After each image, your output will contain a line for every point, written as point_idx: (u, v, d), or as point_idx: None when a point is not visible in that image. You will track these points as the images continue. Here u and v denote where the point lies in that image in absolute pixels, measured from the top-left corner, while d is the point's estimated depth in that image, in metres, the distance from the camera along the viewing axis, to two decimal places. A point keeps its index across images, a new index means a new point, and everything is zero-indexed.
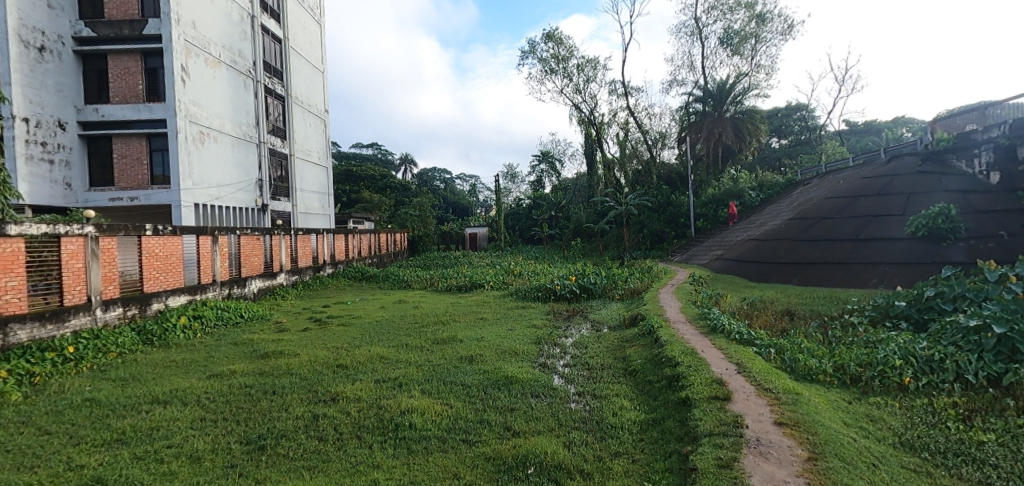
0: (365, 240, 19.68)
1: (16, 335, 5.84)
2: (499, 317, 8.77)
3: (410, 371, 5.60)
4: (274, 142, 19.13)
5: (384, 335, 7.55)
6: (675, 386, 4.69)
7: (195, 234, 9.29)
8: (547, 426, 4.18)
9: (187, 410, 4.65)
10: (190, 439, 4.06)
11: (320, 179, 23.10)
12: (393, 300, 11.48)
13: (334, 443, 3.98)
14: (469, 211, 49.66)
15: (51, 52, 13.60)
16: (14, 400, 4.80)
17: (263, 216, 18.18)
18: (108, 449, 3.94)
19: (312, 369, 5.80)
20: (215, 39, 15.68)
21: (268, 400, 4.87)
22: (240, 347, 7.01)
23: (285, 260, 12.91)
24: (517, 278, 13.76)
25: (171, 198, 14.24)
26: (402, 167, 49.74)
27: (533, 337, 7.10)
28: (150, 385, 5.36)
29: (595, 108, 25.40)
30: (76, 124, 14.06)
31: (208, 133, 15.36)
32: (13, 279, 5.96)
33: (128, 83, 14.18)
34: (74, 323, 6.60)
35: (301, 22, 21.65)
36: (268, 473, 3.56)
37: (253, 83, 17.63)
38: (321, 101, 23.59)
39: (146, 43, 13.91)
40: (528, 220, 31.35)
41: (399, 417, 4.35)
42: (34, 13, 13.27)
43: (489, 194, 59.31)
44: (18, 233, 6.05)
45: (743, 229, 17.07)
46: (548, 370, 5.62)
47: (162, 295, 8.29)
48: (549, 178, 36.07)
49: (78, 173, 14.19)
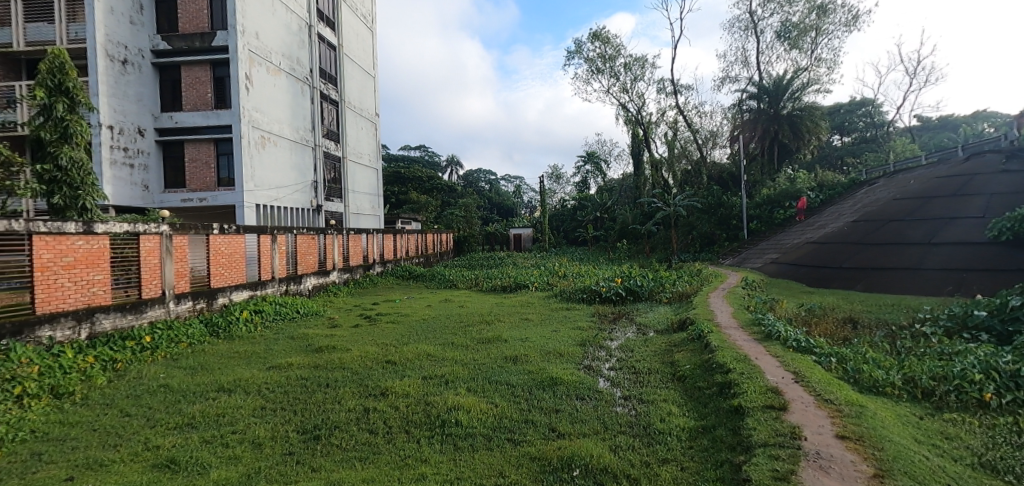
0: (413, 240, 20.17)
1: (101, 325, 6.37)
2: (543, 318, 8.79)
3: (457, 369, 5.70)
4: (328, 145, 19.89)
5: (431, 334, 7.69)
6: (726, 393, 4.57)
7: (256, 233, 9.81)
8: (593, 429, 4.16)
9: (249, 399, 4.93)
10: (253, 426, 4.31)
11: (371, 181, 23.82)
12: (439, 299, 11.70)
13: (383, 436, 4.12)
14: (514, 213, 49.93)
15: (132, 65, 14.47)
16: (100, 384, 5.24)
17: (318, 217, 18.99)
18: (179, 432, 4.23)
19: (362, 364, 6.03)
20: (275, 48, 16.51)
21: (322, 392, 5.10)
22: (295, 341, 7.34)
23: (337, 258, 13.42)
24: (562, 279, 13.70)
25: (236, 199, 15.08)
26: (448, 169, 50.62)
27: (578, 339, 7.07)
28: (217, 374, 5.72)
29: (642, 107, 25.00)
30: (152, 131, 15.08)
31: (268, 138, 16.17)
32: (99, 274, 6.47)
33: (199, 92, 15.11)
34: (150, 314, 7.13)
35: (353, 29, 22.42)
36: (323, 462, 3.73)
37: (309, 89, 18.45)
38: (372, 105, 24.34)
39: (216, 55, 14.84)
40: (572, 221, 31.46)
41: (445, 414, 4.45)
42: (119, 29, 14.06)
43: (533, 195, 59.58)
44: (105, 231, 6.56)
45: (800, 231, 16.35)
46: (593, 372, 5.60)
47: (226, 290, 8.81)
48: (594, 179, 35.85)
49: (154, 176, 15.16)
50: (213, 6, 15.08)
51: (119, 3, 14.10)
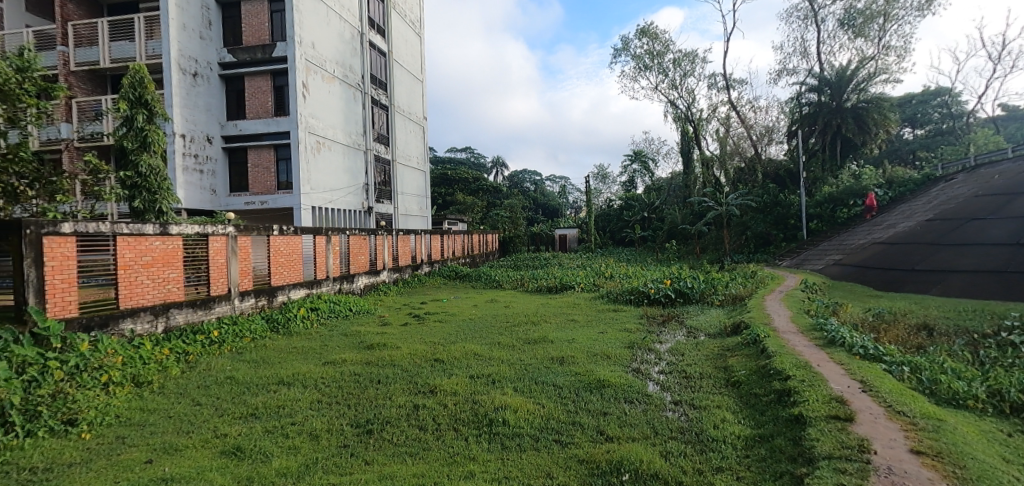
0: (459, 241, 20.46)
1: (175, 319, 6.83)
2: (590, 319, 8.70)
3: (503, 369, 5.73)
4: (379, 148, 20.49)
5: (477, 333, 7.77)
6: (786, 401, 4.38)
7: (312, 234, 10.22)
8: (642, 433, 4.09)
9: (306, 392, 5.14)
10: (310, 418, 4.49)
11: (419, 183, 24.32)
12: (486, 299, 11.80)
13: (432, 433, 4.19)
14: (559, 213, 49.75)
15: (202, 77, 15.38)
16: (174, 374, 5.62)
17: (369, 218, 19.57)
18: (244, 421, 4.47)
19: (412, 362, 6.16)
20: (330, 57, 17.18)
21: (374, 387, 5.25)
22: (349, 338, 7.60)
23: (387, 259, 13.80)
24: (609, 280, 13.53)
25: (293, 202, 15.78)
26: (493, 170, 51.05)
27: (626, 341, 6.95)
28: (278, 367, 6.02)
29: (692, 104, 24.33)
30: (219, 138, 15.98)
31: (323, 143, 16.83)
32: (174, 272, 6.93)
33: (261, 100, 15.90)
34: (217, 310, 7.57)
35: (402, 35, 23.01)
36: (375, 455, 3.83)
37: (361, 95, 19.08)
38: (420, 109, 24.87)
39: (276, 65, 15.60)
40: (619, 221, 31.01)
41: (492, 413, 4.49)
42: (191, 44, 14.95)
43: (578, 196, 59.24)
44: (178, 233, 7.02)
45: (866, 231, 15.43)
46: (641, 376, 5.49)
47: (285, 288, 9.24)
48: (641, 178, 35.26)
49: (220, 180, 16.07)
50: (273, 18, 15.86)
51: (190, 20, 14.98)
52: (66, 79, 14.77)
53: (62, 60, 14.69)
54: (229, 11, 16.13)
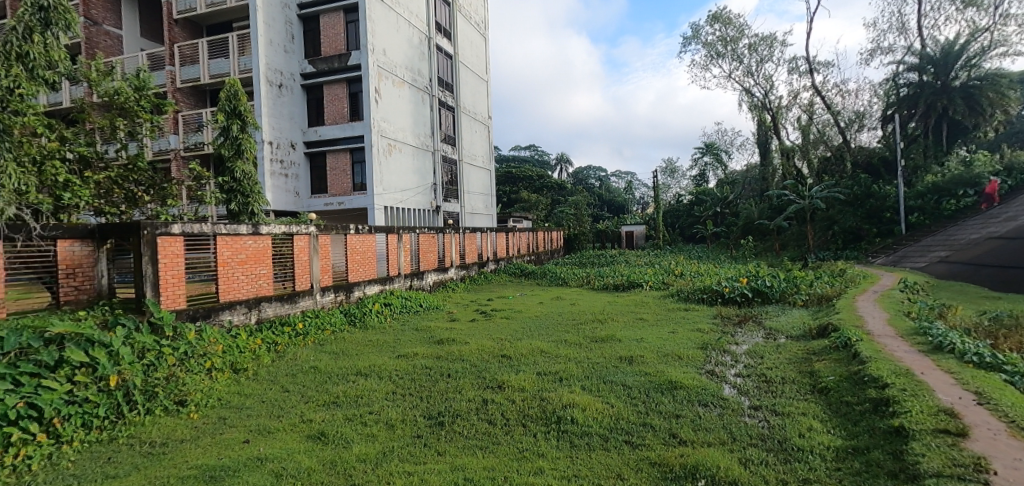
0: (524, 238, 20.54)
1: (265, 312, 7.38)
2: (659, 318, 8.43)
3: (570, 367, 5.69)
4: (446, 149, 20.99)
5: (543, 331, 7.76)
6: (884, 412, 4.02)
7: (385, 233, 10.64)
8: (719, 438, 3.90)
9: (382, 383, 5.37)
10: (386, 408, 4.68)
11: (484, 182, 24.66)
12: (551, 297, 11.75)
13: (501, 428, 4.24)
14: (625, 209, 48.71)
15: (286, 88, 16.42)
16: (265, 362, 6.07)
17: (437, 217, 20.09)
18: (327, 408, 4.74)
19: (480, 357, 6.26)
20: (399, 62, 17.81)
21: (444, 381, 5.38)
22: (419, 333, 7.84)
23: (455, 256, 14.11)
24: (679, 278, 13.06)
25: (367, 202, 16.51)
26: (557, 167, 50.79)
27: (699, 342, 6.67)
28: (355, 359, 6.32)
29: (769, 91, 22.96)
30: (301, 144, 17.01)
31: (394, 145, 17.48)
32: (264, 268, 7.46)
33: (338, 107, 16.76)
34: (302, 304, 8.10)
35: (468, 37, 23.43)
36: (447, 447, 3.93)
37: (429, 98, 19.62)
38: (486, 109, 25.20)
39: (351, 73, 16.38)
40: (689, 217, 29.88)
41: (560, 410, 4.46)
42: (276, 58, 16.00)
43: (645, 191, 57.78)
44: (268, 233, 7.55)
45: (978, 225, 13.87)
46: (717, 378, 5.25)
47: (361, 284, 9.71)
48: (712, 172, 33.92)
49: (303, 183, 17.11)
50: (348, 29, 16.64)
51: (276, 35, 16.02)
52: (173, 95, 16.30)
53: (169, 78, 16.22)
54: (309, 24, 17.10)
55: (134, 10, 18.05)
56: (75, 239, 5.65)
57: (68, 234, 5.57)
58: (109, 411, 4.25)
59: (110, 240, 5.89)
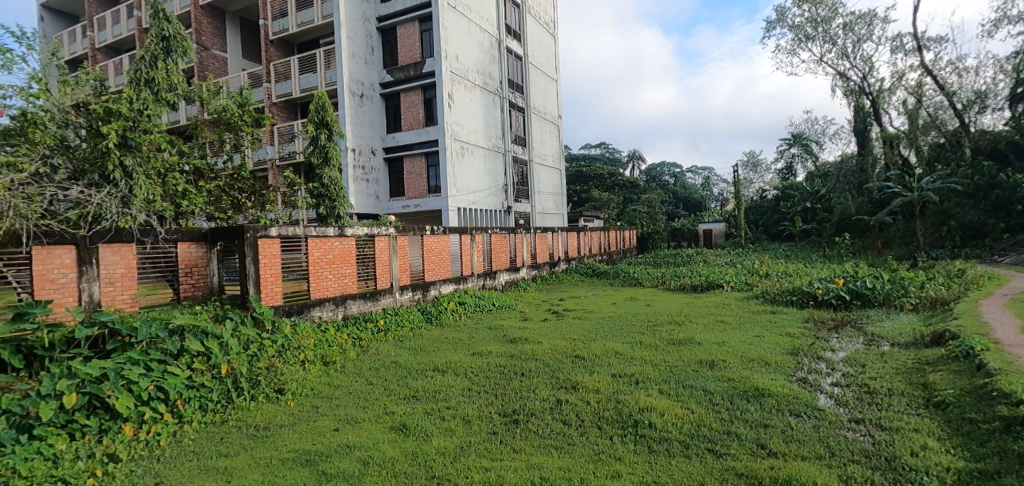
0: (596, 238, 20.30)
1: (350, 308, 7.87)
2: (742, 321, 8.03)
3: (646, 369, 5.58)
4: (516, 150, 21.23)
5: (617, 331, 7.66)
6: (1016, 433, 3.60)
7: (459, 233, 10.96)
8: (814, 452, 3.67)
9: (458, 380, 5.54)
10: (462, 404, 4.84)
11: (555, 181, 24.64)
12: (624, 297, 11.55)
13: (576, 429, 4.25)
14: (702, 206, 46.74)
15: (366, 97, 17.33)
16: (352, 356, 6.48)
17: (509, 218, 20.37)
18: (408, 402, 4.98)
19: (553, 357, 6.29)
20: (471, 67, 18.25)
21: (518, 380, 5.47)
22: (493, 331, 8.00)
23: (526, 256, 14.23)
24: (764, 279, 12.35)
25: (442, 204, 17.06)
26: (629, 164, 49.68)
27: (788, 347, 6.30)
28: (433, 355, 6.57)
29: (868, 74, 21.16)
30: (380, 150, 17.88)
31: (467, 148, 17.93)
32: (349, 268, 7.94)
33: (414, 113, 17.46)
34: (382, 302, 8.55)
35: (538, 38, 23.59)
36: (523, 445, 4.00)
37: (500, 100, 19.94)
38: (556, 108, 25.19)
39: (426, 80, 16.99)
40: (775, 214, 28.11)
41: (637, 414, 4.40)
42: (358, 70, 16.93)
43: (724, 187, 55.10)
44: (352, 234, 8.02)
45: None
46: (809, 387, 4.94)
47: (437, 283, 10.08)
48: (801, 164, 31.66)
49: (382, 187, 17.97)
50: (423, 38, 17.29)
51: (358, 48, 16.95)
52: (270, 109, 17.73)
53: (266, 94, 17.65)
54: (387, 35, 17.92)
55: (236, 34, 19.88)
56: (192, 241, 6.31)
57: (186, 237, 6.25)
58: (222, 396, 4.74)
59: (219, 242, 6.54)
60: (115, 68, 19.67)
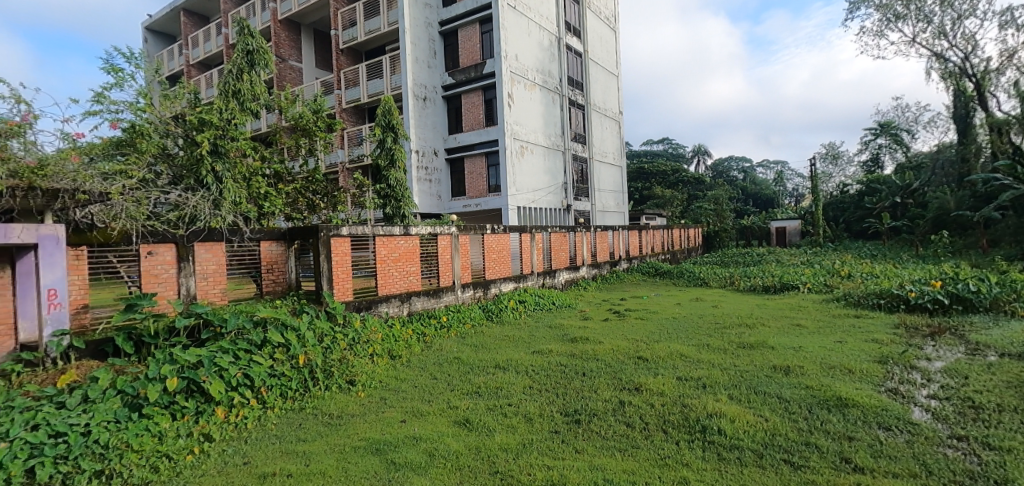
0: (658, 236, 19.77)
1: (414, 305, 8.13)
2: (821, 325, 7.54)
3: (714, 373, 5.37)
4: (576, 148, 21.04)
5: (683, 333, 7.42)
6: None
7: (519, 232, 11.03)
8: (908, 469, 3.40)
9: (519, 377, 5.59)
10: (524, 402, 4.87)
11: (616, 179, 24.20)
12: (690, 298, 11.17)
13: (640, 431, 4.17)
14: (774, 203, 44.33)
15: (429, 100, 17.79)
16: (416, 350, 6.69)
17: (568, 216, 20.26)
18: (470, 397, 5.07)
19: (615, 358, 6.19)
20: (530, 66, 18.29)
21: (579, 379, 5.43)
22: (553, 330, 7.98)
23: (586, 255, 14.10)
24: (847, 280, 11.53)
25: (502, 203, 17.20)
26: (694, 160, 47.96)
27: (876, 355, 5.86)
28: (494, 352, 6.65)
29: (970, 54, 19.19)
30: (442, 151, 18.30)
31: (526, 147, 18.00)
32: (414, 266, 8.20)
33: (474, 114, 17.72)
34: (445, 299, 8.77)
35: (598, 33, 23.25)
36: (585, 445, 3.97)
37: (559, 98, 19.85)
38: (617, 104, 24.73)
39: (486, 81, 17.22)
40: (857, 210, 26.16)
41: (705, 419, 4.25)
42: (421, 73, 17.42)
43: (799, 182, 51.97)
44: (416, 234, 8.27)
45: None
46: (901, 398, 4.56)
47: (497, 281, 10.20)
48: (890, 155, 29.27)
49: (445, 187, 18.38)
50: (483, 39, 17.52)
51: (421, 53, 17.44)
52: (340, 115, 18.59)
53: (337, 100, 18.53)
54: (449, 39, 18.32)
55: (311, 45, 21.03)
56: (273, 240, 6.76)
57: (268, 237, 6.70)
58: (299, 385, 5.04)
59: (296, 241, 6.97)
60: (206, 81, 21.38)
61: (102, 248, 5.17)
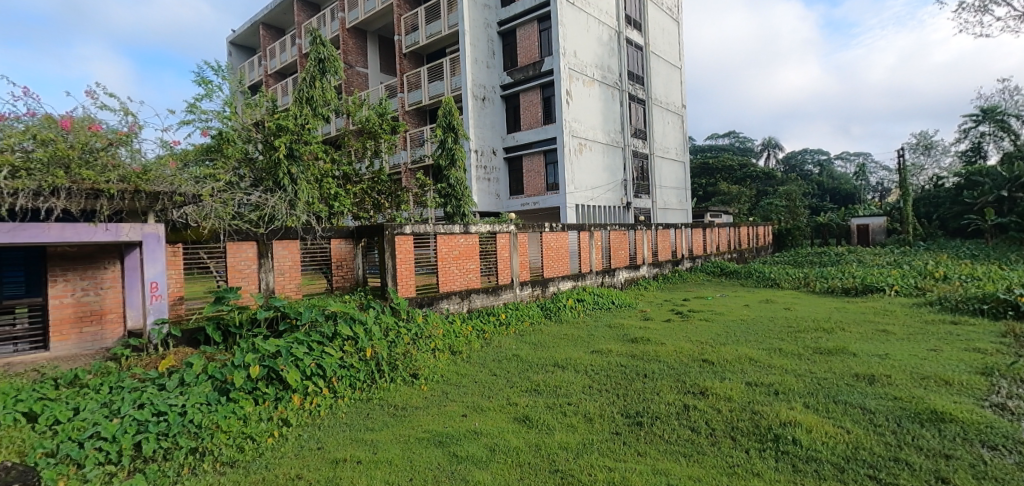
0: (724, 234, 18.94)
1: (474, 302, 8.24)
2: (911, 332, 6.92)
3: (788, 380, 5.07)
4: (636, 143, 20.55)
5: (752, 337, 7.05)
6: None
7: (577, 229, 10.91)
8: None
9: (579, 377, 5.52)
10: (584, 401, 4.81)
11: (678, 175, 23.41)
12: (760, 299, 10.62)
13: (706, 437, 3.99)
14: (854, 198, 41.33)
15: (488, 100, 17.97)
16: (476, 346, 6.77)
17: (628, 214, 19.83)
18: (530, 395, 5.07)
19: (678, 360, 5.98)
20: (589, 62, 18.04)
21: (641, 381, 5.29)
22: (613, 330, 7.83)
23: (647, 253, 13.74)
24: (941, 283, 10.53)
25: (560, 201, 17.08)
26: (764, 153, 45.57)
27: (977, 366, 5.31)
28: (552, 351, 6.62)
29: None
30: (501, 150, 18.44)
31: (585, 144, 17.78)
32: (473, 263, 8.30)
33: (532, 112, 17.71)
34: (503, 296, 8.82)
35: (659, 25, 22.56)
36: (648, 449, 3.86)
37: (619, 93, 19.46)
38: (679, 97, 23.91)
39: (544, 79, 17.15)
40: (953, 206, 23.83)
41: (779, 428, 4.01)
42: (479, 74, 17.61)
43: (883, 175, 48.15)
44: (476, 232, 8.36)
45: None
46: (1009, 415, 4.11)
47: (556, 280, 10.15)
48: (995, 143, 26.42)
49: (503, 185, 18.52)
50: (541, 37, 17.47)
51: (480, 53, 17.63)
52: (403, 117, 19.18)
53: (400, 104, 19.13)
54: (507, 38, 18.40)
55: (376, 51, 21.81)
56: (342, 238, 7.06)
57: (337, 235, 7.01)
58: (367, 376, 5.23)
59: (363, 239, 7.23)
60: (282, 90, 22.70)
61: (195, 245, 5.67)
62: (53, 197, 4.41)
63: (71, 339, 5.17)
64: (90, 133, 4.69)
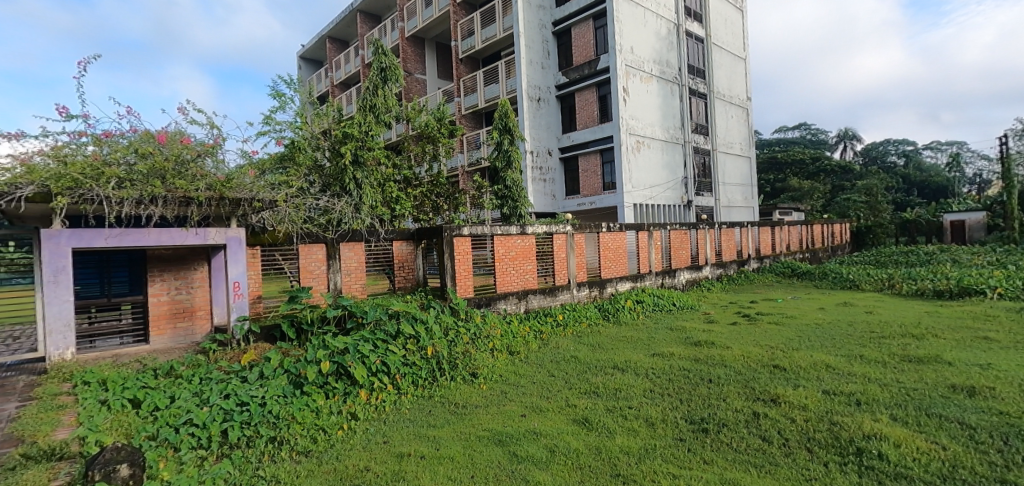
0: (795, 233, 17.87)
1: (531, 302, 8.22)
2: (1018, 340, 6.20)
3: (872, 389, 4.69)
4: (697, 139, 19.83)
5: (829, 342, 6.58)
6: None
7: (635, 229, 10.65)
8: None
9: (639, 380, 5.37)
10: (645, 405, 4.67)
11: (744, 170, 22.36)
12: (836, 302, 9.91)
13: (780, 447, 3.76)
14: (945, 192, 37.84)
15: (543, 100, 17.92)
16: (533, 347, 6.76)
17: (689, 213, 19.16)
18: (589, 397, 4.98)
19: (746, 365, 5.68)
20: (646, 57, 17.60)
21: (705, 386, 5.08)
22: (675, 333, 7.56)
23: (710, 253, 13.21)
24: None
25: (617, 200, 16.76)
26: (839, 146, 42.63)
27: None
28: (611, 353, 6.48)
29: None
30: (556, 150, 18.36)
31: (643, 142, 17.35)
32: (530, 264, 8.28)
33: (588, 111, 17.50)
34: (560, 297, 8.76)
35: (722, 14, 21.65)
36: (715, 457, 3.68)
37: (678, 88, 18.86)
38: (744, 90, 22.83)
39: (600, 77, 16.89)
40: None
41: (862, 441, 3.71)
42: (535, 75, 17.59)
43: (980, 166, 43.73)
44: (532, 233, 8.34)
45: None
46: None
47: (614, 280, 9.96)
48: None
49: (559, 186, 18.44)
50: (597, 34, 17.21)
51: (534, 54, 17.61)
52: (460, 121, 19.51)
53: (457, 108, 19.49)
54: (562, 38, 18.27)
55: (434, 57, 22.32)
56: (404, 239, 7.24)
57: (399, 236, 7.20)
58: (429, 373, 5.33)
59: (423, 240, 7.39)
60: (347, 99, 23.72)
61: (271, 248, 5.99)
62: (152, 205, 4.83)
63: (167, 333, 5.62)
64: (181, 146, 5.07)
